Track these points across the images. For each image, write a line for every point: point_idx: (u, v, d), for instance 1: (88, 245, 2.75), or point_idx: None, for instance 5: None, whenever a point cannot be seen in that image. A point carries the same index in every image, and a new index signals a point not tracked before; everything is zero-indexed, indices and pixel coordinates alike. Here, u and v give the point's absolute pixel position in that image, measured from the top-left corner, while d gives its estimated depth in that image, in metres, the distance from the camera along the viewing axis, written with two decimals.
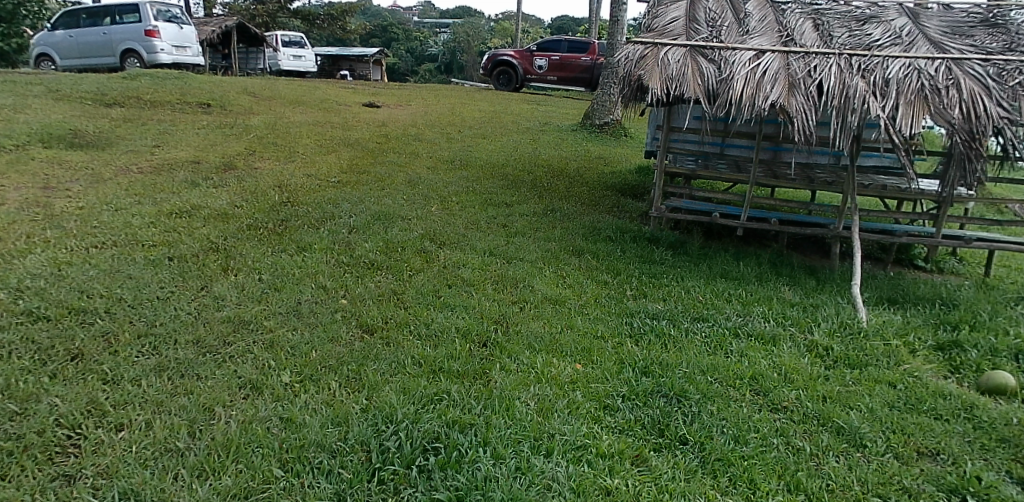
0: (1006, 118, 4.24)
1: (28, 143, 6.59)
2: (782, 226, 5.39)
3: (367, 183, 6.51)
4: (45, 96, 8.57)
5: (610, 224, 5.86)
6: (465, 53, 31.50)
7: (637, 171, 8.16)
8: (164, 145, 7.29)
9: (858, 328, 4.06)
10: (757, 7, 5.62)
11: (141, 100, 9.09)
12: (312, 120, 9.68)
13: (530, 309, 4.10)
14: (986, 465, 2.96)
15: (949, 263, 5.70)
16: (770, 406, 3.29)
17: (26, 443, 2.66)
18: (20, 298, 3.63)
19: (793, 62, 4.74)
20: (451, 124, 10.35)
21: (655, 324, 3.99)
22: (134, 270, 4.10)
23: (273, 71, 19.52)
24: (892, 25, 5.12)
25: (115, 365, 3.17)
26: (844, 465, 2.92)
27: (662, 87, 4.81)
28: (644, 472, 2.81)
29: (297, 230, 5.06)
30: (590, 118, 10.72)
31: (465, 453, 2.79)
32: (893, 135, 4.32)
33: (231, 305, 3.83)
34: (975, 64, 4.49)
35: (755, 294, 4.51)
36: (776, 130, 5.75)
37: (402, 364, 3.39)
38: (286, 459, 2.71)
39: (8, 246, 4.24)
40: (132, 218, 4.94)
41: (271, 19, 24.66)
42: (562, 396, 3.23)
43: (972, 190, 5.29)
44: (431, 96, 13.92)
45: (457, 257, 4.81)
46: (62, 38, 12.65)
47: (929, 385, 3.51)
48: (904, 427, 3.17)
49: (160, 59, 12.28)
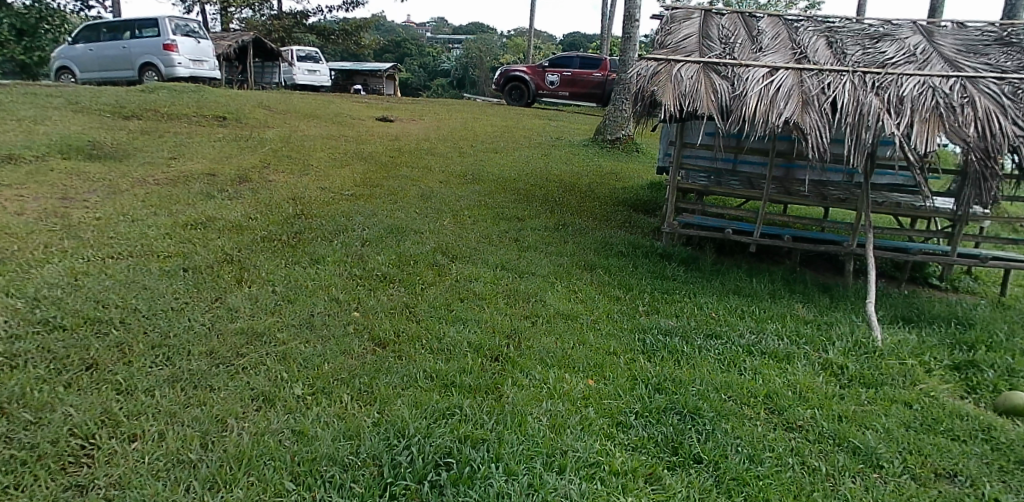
0: (1019, 137, 4.23)
1: (47, 154, 6.68)
2: (795, 243, 5.34)
3: (380, 196, 6.55)
4: (65, 108, 8.69)
5: (622, 239, 5.84)
6: (476, 69, 31.82)
7: (649, 186, 8.17)
8: (180, 157, 7.37)
9: (873, 346, 4.02)
10: (770, 25, 5.66)
11: (158, 112, 9.19)
12: (325, 133, 9.78)
13: (542, 324, 4.10)
14: (1005, 488, 2.92)
15: (964, 282, 5.65)
16: (785, 425, 3.26)
17: (40, 452, 2.67)
18: (38, 306, 3.67)
19: (806, 79, 4.72)
20: (464, 138, 10.40)
21: (668, 341, 3.96)
22: (149, 280, 4.13)
23: (288, 86, 19.83)
24: (906, 43, 5.13)
25: (130, 375, 3.19)
26: (860, 486, 2.89)
27: (675, 103, 4.79)
28: (658, 490, 2.78)
29: (310, 243, 5.08)
30: (602, 133, 10.73)
31: (476, 469, 2.77)
32: (908, 153, 4.29)
33: (244, 317, 3.85)
34: (990, 82, 4.48)
35: (768, 311, 4.48)
36: (789, 147, 5.72)
37: (413, 378, 3.39)
38: (298, 472, 2.70)
39: (27, 255, 4.29)
40: (148, 229, 4.98)
41: (287, 34, 25.03)
42: (574, 412, 3.21)
43: (988, 209, 5.22)
44: (443, 110, 14.04)
45: (469, 270, 4.82)
46: (82, 52, 12.86)
47: (946, 405, 3.48)
48: (921, 448, 3.12)
49: (177, 74, 12.45)
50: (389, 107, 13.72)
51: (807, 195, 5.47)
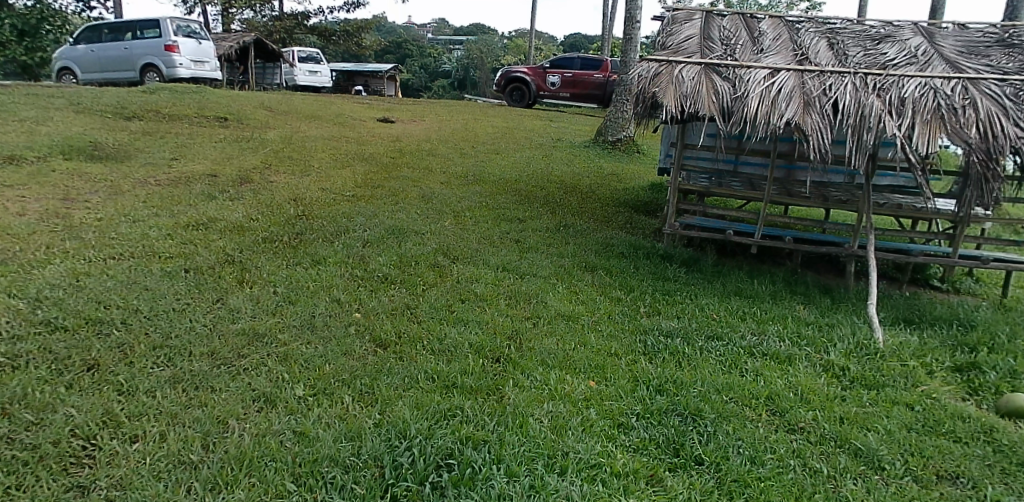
0: (1021, 138, 4.22)
1: (49, 155, 6.68)
2: (797, 244, 5.34)
3: (381, 197, 6.56)
4: (67, 109, 8.69)
5: (623, 240, 5.84)
6: (477, 70, 31.85)
7: (650, 188, 8.17)
8: (182, 157, 7.38)
9: (874, 348, 4.01)
10: (771, 26, 5.66)
11: (159, 113, 9.20)
12: (326, 133, 9.78)
13: (544, 325, 4.10)
14: (1007, 489, 2.91)
15: (965, 284, 5.65)
16: (787, 427, 3.26)
17: (41, 453, 2.67)
18: (39, 307, 3.67)
19: (808, 80, 4.72)
20: (465, 139, 10.41)
21: (670, 343, 3.96)
22: (151, 281, 4.13)
23: (289, 87, 19.86)
24: (908, 44, 5.13)
25: (131, 376, 3.19)
26: (862, 488, 2.88)
27: (676, 104, 4.79)
28: (660, 492, 2.78)
29: (311, 244, 5.08)
30: (602, 134, 10.73)
31: (478, 470, 2.77)
32: (909, 154, 4.29)
33: (246, 318, 3.85)
34: (991, 84, 4.48)
35: (770, 312, 4.48)
36: (791, 148, 5.72)
37: (414, 380, 3.38)
38: (300, 473, 2.70)
39: (29, 256, 4.29)
40: (150, 230, 4.99)
41: (288, 35, 25.05)
42: (575, 414, 3.21)
43: (989, 211, 5.21)
44: (444, 112, 14.04)
45: (470, 272, 4.82)
46: (84, 52, 12.88)
47: (948, 407, 3.47)
48: (923, 449, 3.12)
49: (179, 74, 12.45)
50: (390, 108, 13.72)
51: (808, 197, 5.47)
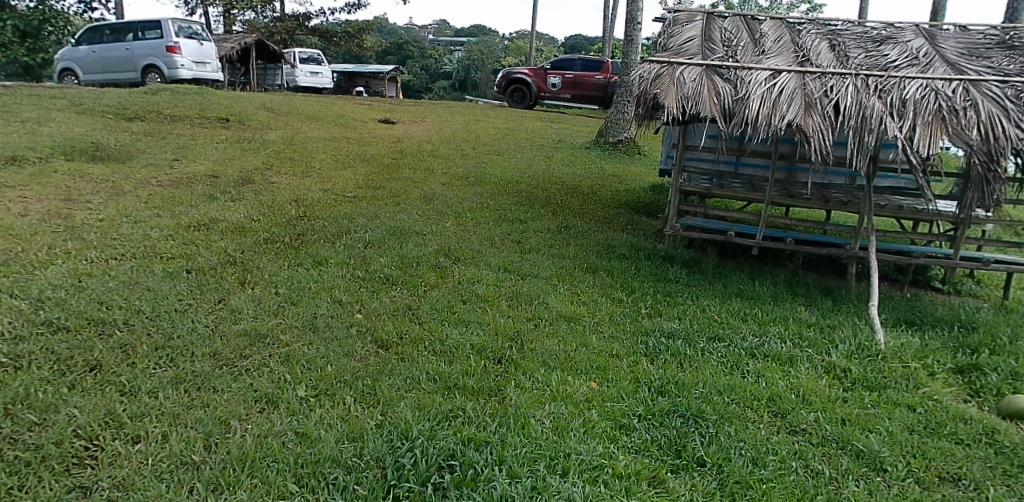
0: (1023, 140, 4.22)
1: (51, 155, 6.69)
2: (798, 245, 5.34)
3: (383, 198, 6.57)
4: (69, 110, 8.70)
5: (624, 242, 5.84)
6: (478, 71, 31.87)
7: (651, 189, 8.17)
8: (183, 158, 7.39)
9: (876, 350, 4.01)
10: (773, 28, 5.65)
11: (161, 114, 9.21)
12: (327, 134, 9.79)
13: (545, 326, 4.10)
14: (1009, 491, 2.91)
15: (967, 285, 5.65)
16: (789, 429, 3.26)
17: (44, 453, 2.68)
18: (42, 308, 3.68)
19: (809, 82, 4.72)
20: (466, 141, 10.41)
21: (671, 344, 3.96)
22: (153, 282, 4.14)
23: (290, 87, 19.88)
24: (909, 46, 5.12)
25: (133, 377, 3.19)
26: (864, 489, 2.88)
27: (678, 106, 4.79)
28: (662, 494, 2.78)
29: (313, 245, 5.08)
30: (603, 135, 10.73)
31: (480, 471, 2.77)
32: (910, 156, 4.29)
33: (247, 318, 3.85)
34: (993, 86, 4.48)
35: (771, 313, 4.48)
36: (792, 150, 5.72)
37: (416, 381, 3.39)
38: (302, 474, 2.70)
39: (31, 256, 4.30)
40: (152, 231, 4.99)
41: (289, 36, 25.07)
42: (577, 415, 3.21)
43: (990, 212, 5.20)
44: (445, 113, 14.04)
45: (471, 272, 4.82)
46: (86, 53, 12.90)
47: (949, 409, 3.47)
48: (925, 451, 3.12)
49: (181, 75, 12.45)
50: (391, 109, 13.73)
51: (809, 198, 5.47)
